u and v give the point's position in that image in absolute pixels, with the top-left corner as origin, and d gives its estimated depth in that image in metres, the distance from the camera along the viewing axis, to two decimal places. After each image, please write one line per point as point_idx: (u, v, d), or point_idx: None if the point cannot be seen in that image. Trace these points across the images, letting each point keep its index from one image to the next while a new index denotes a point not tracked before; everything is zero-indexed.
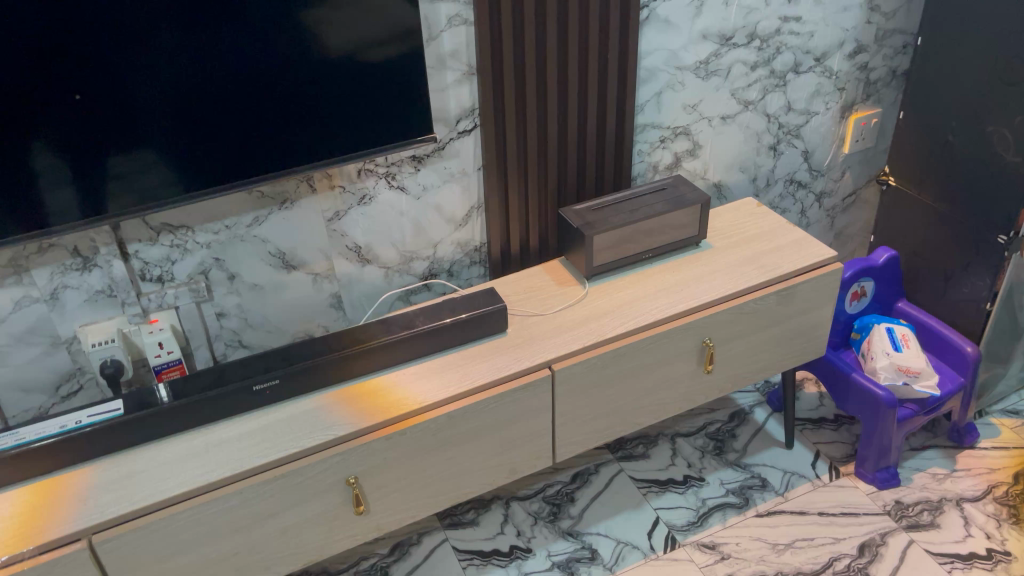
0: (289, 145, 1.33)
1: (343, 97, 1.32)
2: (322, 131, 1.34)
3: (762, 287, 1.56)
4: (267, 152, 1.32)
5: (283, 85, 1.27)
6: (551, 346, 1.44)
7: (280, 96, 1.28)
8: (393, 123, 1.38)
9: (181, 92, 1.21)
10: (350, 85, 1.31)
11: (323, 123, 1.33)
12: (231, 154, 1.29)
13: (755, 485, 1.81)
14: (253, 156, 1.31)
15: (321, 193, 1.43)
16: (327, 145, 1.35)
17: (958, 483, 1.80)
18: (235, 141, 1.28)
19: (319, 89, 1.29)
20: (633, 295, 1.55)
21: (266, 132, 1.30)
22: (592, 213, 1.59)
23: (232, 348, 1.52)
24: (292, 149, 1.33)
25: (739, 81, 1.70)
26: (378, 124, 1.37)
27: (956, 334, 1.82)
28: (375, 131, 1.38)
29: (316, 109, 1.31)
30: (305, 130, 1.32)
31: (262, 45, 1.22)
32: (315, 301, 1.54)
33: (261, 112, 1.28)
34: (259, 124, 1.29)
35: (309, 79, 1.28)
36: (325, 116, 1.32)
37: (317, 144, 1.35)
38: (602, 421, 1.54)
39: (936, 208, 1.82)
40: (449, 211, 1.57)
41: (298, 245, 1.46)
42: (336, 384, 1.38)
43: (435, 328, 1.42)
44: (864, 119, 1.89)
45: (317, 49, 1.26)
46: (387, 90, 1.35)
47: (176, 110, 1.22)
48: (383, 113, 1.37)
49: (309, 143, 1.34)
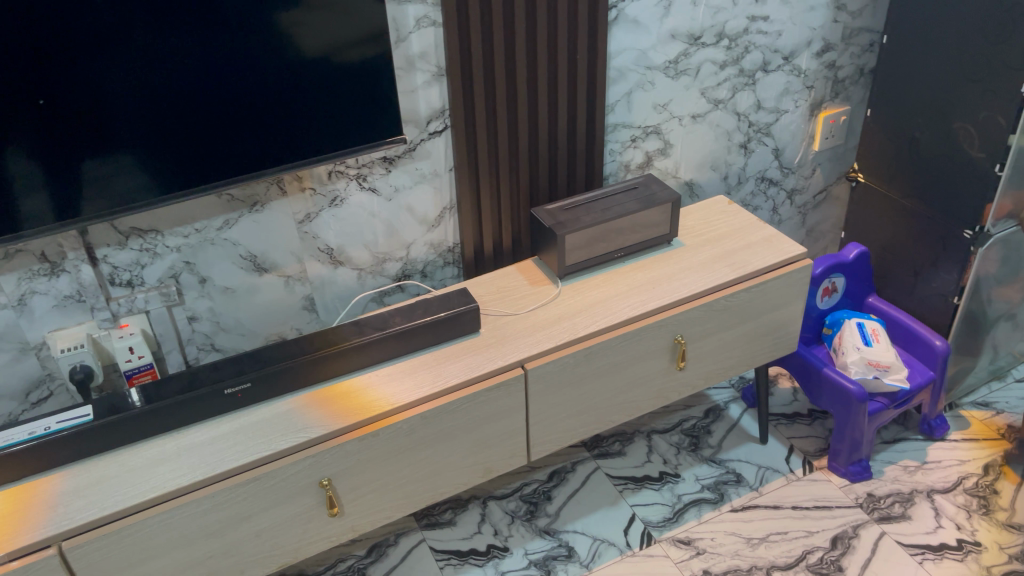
0: (261, 148, 1.32)
1: (315, 99, 1.32)
2: (295, 134, 1.34)
3: (733, 284, 1.58)
4: (239, 156, 1.31)
5: (254, 87, 1.27)
6: (523, 345, 1.44)
7: (251, 99, 1.27)
8: (365, 126, 1.38)
9: (152, 96, 1.20)
10: (321, 88, 1.31)
11: (295, 126, 1.33)
12: (202, 158, 1.29)
13: (730, 480, 1.83)
14: (225, 160, 1.31)
15: (292, 195, 1.43)
16: (299, 148, 1.35)
17: (929, 474, 1.82)
18: (206, 145, 1.28)
19: (290, 92, 1.29)
20: (605, 293, 1.56)
21: (238, 134, 1.29)
22: (564, 212, 1.59)
23: (204, 352, 1.51)
24: (264, 152, 1.33)
25: (709, 80, 1.72)
26: (351, 127, 1.37)
27: (925, 328, 1.84)
28: (347, 134, 1.38)
29: (288, 112, 1.31)
30: (277, 134, 1.32)
31: (233, 50, 1.22)
32: (287, 304, 1.54)
33: (233, 114, 1.27)
34: (230, 127, 1.28)
35: (280, 80, 1.28)
36: (297, 120, 1.33)
37: (289, 147, 1.35)
38: (576, 419, 1.55)
39: (905, 205, 1.84)
40: (422, 212, 1.58)
41: (270, 248, 1.46)
42: (309, 386, 1.38)
43: (408, 329, 1.42)
44: (833, 116, 1.91)
45: (291, 50, 1.26)
46: (359, 92, 1.35)
47: (147, 115, 1.21)
48: (355, 116, 1.37)
49: (281, 147, 1.34)
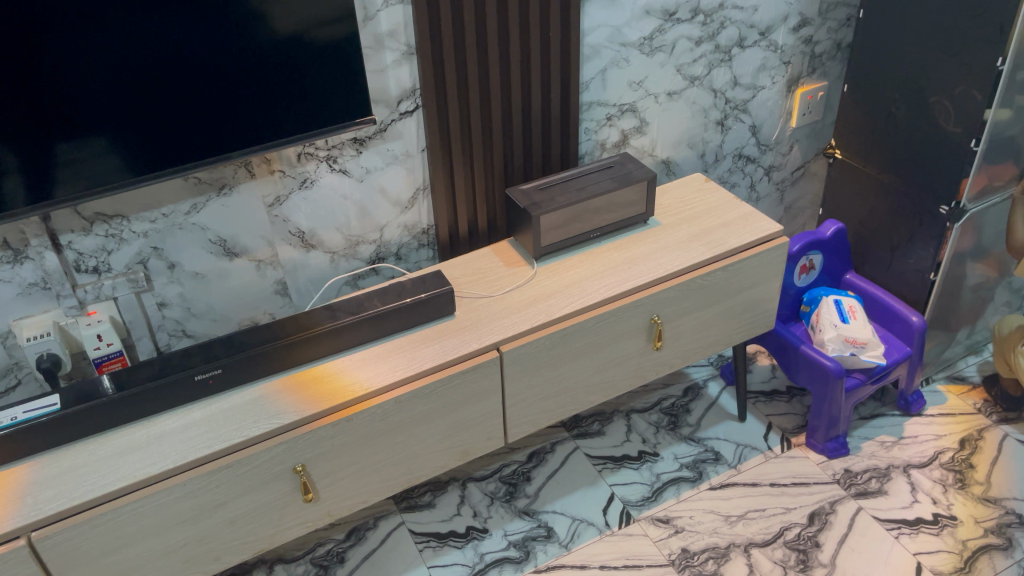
0: (235, 128, 1.30)
1: (291, 80, 1.30)
2: (267, 114, 1.31)
3: (709, 263, 1.57)
4: (210, 139, 1.29)
5: (229, 67, 1.24)
6: (498, 327, 1.43)
7: (221, 80, 1.24)
8: (339, 106, 1.36)
9: (124, 77, 1.17)
10: (294, 66, 1.29)
11: (272, 106, 1.31)
12: (173, 141, 1.26)
13: (709, 458, 1.83)
14: (197, 142, 1.28)
15: (260, 178, 1.40)
16: (273, 129, 1.33)
17: (906, 449, 1.83)
18: (177, 127, 1.25)
19: (261, 72, 1.27)
20: (581, 274, 1.55)
21: (213, 115, 1.27)
22: (539, 192, 1.58)
23: (176, 338, 1.49)
24: (236, 133, 1.30)
25: (684, 57, 1.70)
26: (323, 105, 1.35)
27: (902, 304, 1.85)
28: (322, 114, 1.35)
29: (260, 92, 1.28)
30: (249, 115, 1.30)
31: (201, 30, 1.19)
32: (259, 288, 1.52)
33: (208, 95, 1.25)
34: (204, 107, 1.26)
35: (255, 59, 1.25)
36: (269, 99, 1.30)
37: (265, 128, 1.32)
38: (553, 400, 1.54)
39: (881, 181, 1.84)
40: (395, 194, 1.55)
41: (240, 232, 1.44)
42: (282, 371, 1.37)
43: (380, 314, 1.40)
44: (810, 92, 1.90)
45: (264, 28, 1.23)
46: (332, 71, 1.32)
47: (119, 95, 1.19)
48: (329, 96, 1.34)
49: (254, 128, 1.31)
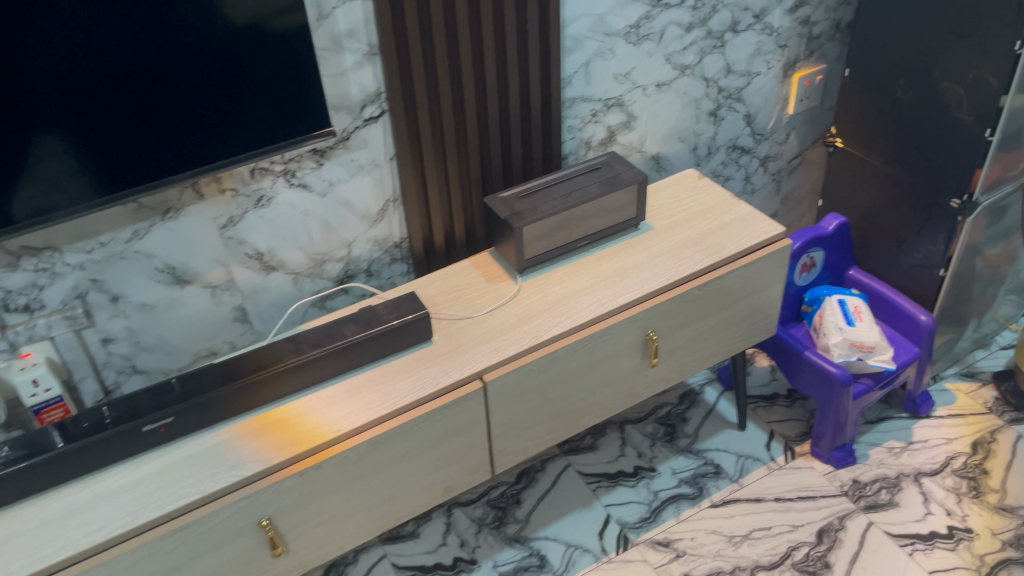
0: (208, 136, 1.16)
1: (264, 80, 1.16)
2: (223, 119, 1.16)
3: (707, 272, 1.45)
4: (158, 152, 1.14)
5: (195, 71, 1.10)
6: (480, 354, 1.31)
7: (166, 86, 1.09)
8: (302, 107, 1.22)
9: (76, 91, 1.04)
10: (249, 64, 1.14)
11: (247, 110, 1.17)
12: (116, 157, 1.11)
13: (709, 472, 1.73)
14: (144, 157, 1.13)
15: (210, 199, 1.26)
16: (230, 136, 1.18)
17: (916, 456, 1.73)
18: (118, 142, 1.10)
19: (212, 72, 1.11)
20: (569, 289, 1.42)
21: (182, 124, 1.14)
22: (520, 200, 1.45)
23: (125, 376, 1.35)
24: (189, 144, 1.15)
25: (674, 45, 1.56)
26: (285, 105, 1.20)
27: (909, 302, 1.73)
28: (285, 115, 1.21)
29: (212, 95, 1.13)
30: (201, 121, 1.15)
31: (137, 29, 1.04)
32: (217, 316, 1.38)
33: (173, 103, 1.11)
34: (171, 117, 1.12)
35: (223, 60, 1.11)
36: (224, 102, 1.15)
37: (239, 136, 1.19)
38: (543, 426, 1.42)
39: (886, 171, 1.72)
40: (362, 207, 1.41)
41: (191, 258, 1.29)
42: (243, 414, 1.23)
43: (350, 344, 1.27)
44: (807, 77, 1.77)
45: (225, 23, 1.09)
46: (293, 66, 1.17)
47: (73, 111, 1.05)
48: (290, 95, 1.19)
49: (209, 136, 1.16)
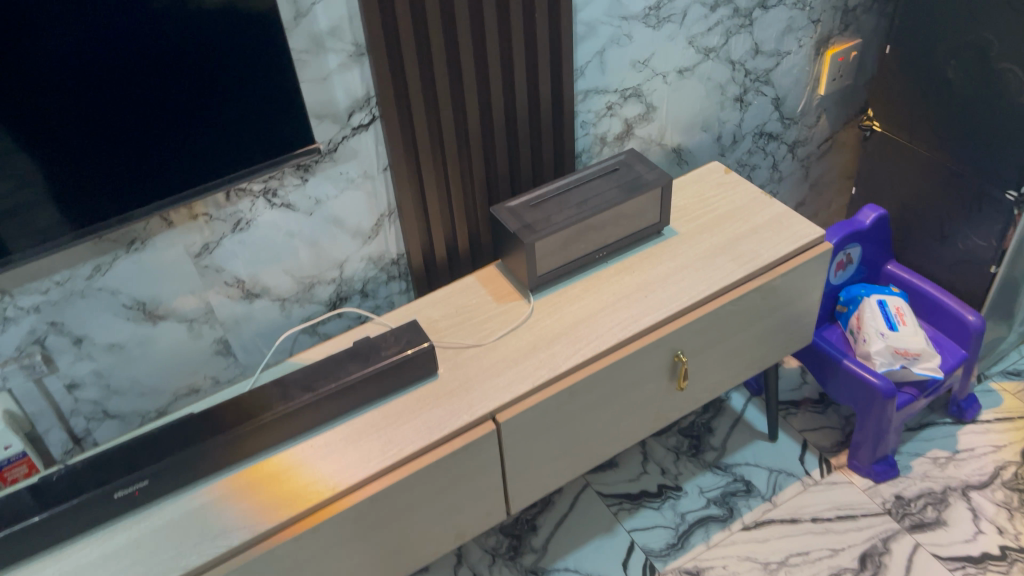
0: (206, 151, 1.02)
1: (263, 84, 1.01)
2: (187, 127, 0.99)
3: (741, 285, 1.30)
4: (113, 171, 0.97)
5: (185, 81, 0.95)
6: (492, 390, 1.17)
7: (115, 93, 0.92)
8: (278, 107, 1.04)
9: (51, 118, 0.89)
10: (212, 62, 0.96)
11: (247, 119, 1.03)
12: (62, 183, 0.95)
13: (739, 490, 1.60)
14: (133, 181, 0.99)
15: (181, 226, 1.10)
16: (198, 145, 1.01)
17: (962, 467, 1.60)
18: (65, 165, 0.93)
19: (168, 74, 0.94)
20: (587, 309, 1.27)
21: (176, 141, 0.99)
22: (531, 210, 1.29)
23: (96, 422, 1.21)
24: (147, 159, 0.99)
25: (698, 26, 1.39)
26: (275, 104, 1.04)
27: (955, 300, 1.59)
28: (260, 116, 1.04)
29: (171, 101, 0.96)
30: (161, 131, 0.98)
31: (82, 31, 0.86)
32: (196, 351, 1.23)
33: (163, 119, 0.97)
34: (162, 135, 0.98)
35: (215, 67, 0.96)
36: (186, 108, 0.98)
37: (241, 148, 1.05)
38: (563, 461, 1.28)
39: (930, 159, 1.56)
40: (354, 223, 1.26)
41: (164, 291, 1.15)
42: (229, 470, 1.10)
43: (346, 386, 1.13)
44: (841, 54, 1.60)
45: (214, 25, 0.94)
46: (264, 61, 1.00)
47: (50, 142, 0.91)
48: (262, 94, 1.02)
49: (173, 147, 1.00)
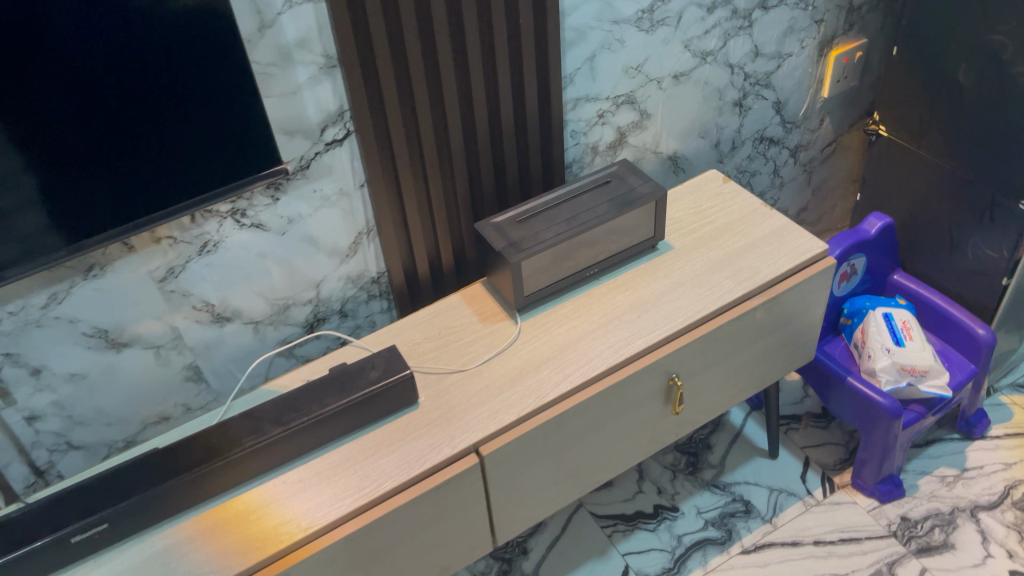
0: (180, 169, 0.96)
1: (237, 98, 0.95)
2: (143, 148, 0.92)
3: (740, 304, 1.24)
4: (64, 197, 0.90)
5: (152, 97, 0.89)
6: (475, 420, 1.10)
7: (63, 114, 0.85)
8: (243, 125, 0.98)
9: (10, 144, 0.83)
10: (169, 78, 0.89)
11: (222, 134, 0.97)
12: (13, 210, 0.88)
13: (737, 511, 1.54)
14: (102, 203, 0.93)
15: (143, 250, 1.04)
16: (156, 167, 0.94)
17: (971, 486, 1.54)
18: (9, 192, 0.86)
19: (121, 91, 0.87)
20: (577, 331, 1.21)
21: (146, 160, 0.93)
22: (518, 227, 1.22)
23: (59, 454, 1.15)
24: (100, 182, 0.92)
25: (694, 29, 1.32)
26: (250, 117, 0.97)
27: (964, 313, 1.52)
28: (223, 135, 0.97)
29: (126, 122, 0.89)
30: (115, 153, 0.91)
31: (37, 50, 0.80)
32: (164, 378, 1.17)
33: (131, 137, 0.90)
34: (131, 153, 0.92)
35: (185, 81, 0.90)
36: (142, 128, 0.91)
37: (216, 164, 0.98)
38: (552, 491, 1.22)
39: (939, 165, 1.48)
40: (330, 242, 1.19)
41: (127, 318, 1.08)
42: (195, 508, 1.04)
43: (320, 419, 1.06)
44: (846, 55, 1.53)
45: (181, 37, 0.87)
46: (226, 76, 0.93)
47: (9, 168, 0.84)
48: (225, 112, 0.95)
49: (128, 169, 0.93)
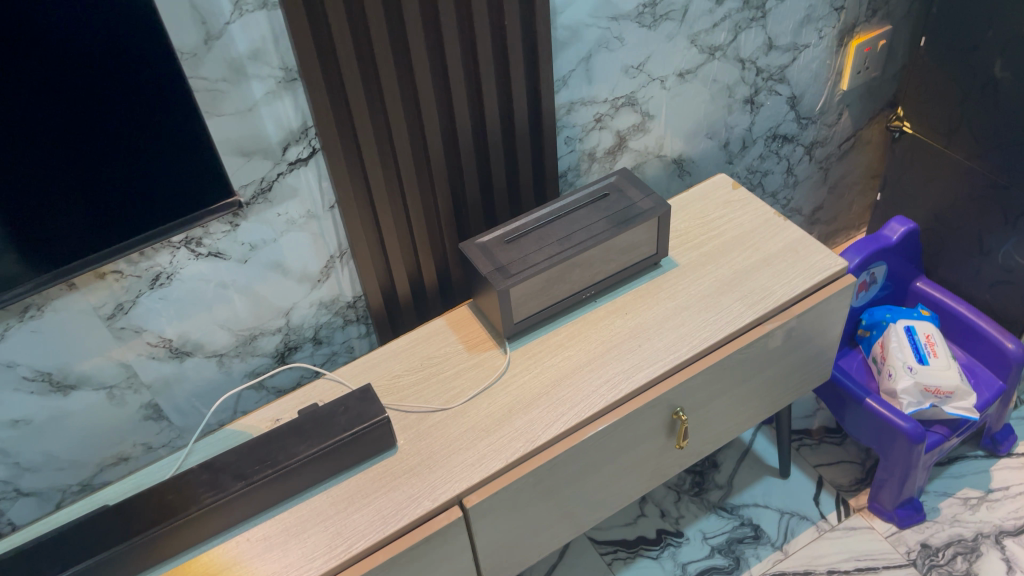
0: (132, 196, 0.85)
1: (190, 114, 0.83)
2: (77, 177, 0.80)
3: (753, 329, 1.12)
4: None
5: (92, 119, 0.77)
6: (458, 467, 1.00)
7: None
8: (181, 152, 0.85)
9: None
10: (106, 97, 0.77)
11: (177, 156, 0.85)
12: None
13: (746, 536, 1.44)
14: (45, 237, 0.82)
15: (88, 287, 0.93)
16: (76, 200, 0.82)
17: (996, 510, 1.44)
18: None
19: (31, 113, 0.74)
20: (571, 363, 1.10)
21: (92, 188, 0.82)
22: (507, 248, 1.11)
23: (7, 502, 1.05)
24: (10, 221, 0.79)
25: (701, 23, 1.19)
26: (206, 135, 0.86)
27: (992, 326, 1.41)
28: (158, 162, 0.84)
29: (43, 151, 0.76)
30: (25, 185, 0.77)
31: None
32: (121, 418, 1.07)
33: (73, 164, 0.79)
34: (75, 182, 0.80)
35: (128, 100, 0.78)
36: (63, 158, 0.78)
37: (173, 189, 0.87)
38: (546, 535, 1.12)
39: (969, 167, 1.36)
40: (300, 267, 1.09)
41: (73, 358, 0.98)
42: (151, 571, 0.94)
43: (287, 470, 0.97)
44: (867, 44, 1.39)
45: (119, 49, 0.75)
46: (159, 96, 0.80)
47: None
48: (160, 137, 0.82)
49: (67, 201, 0.81)
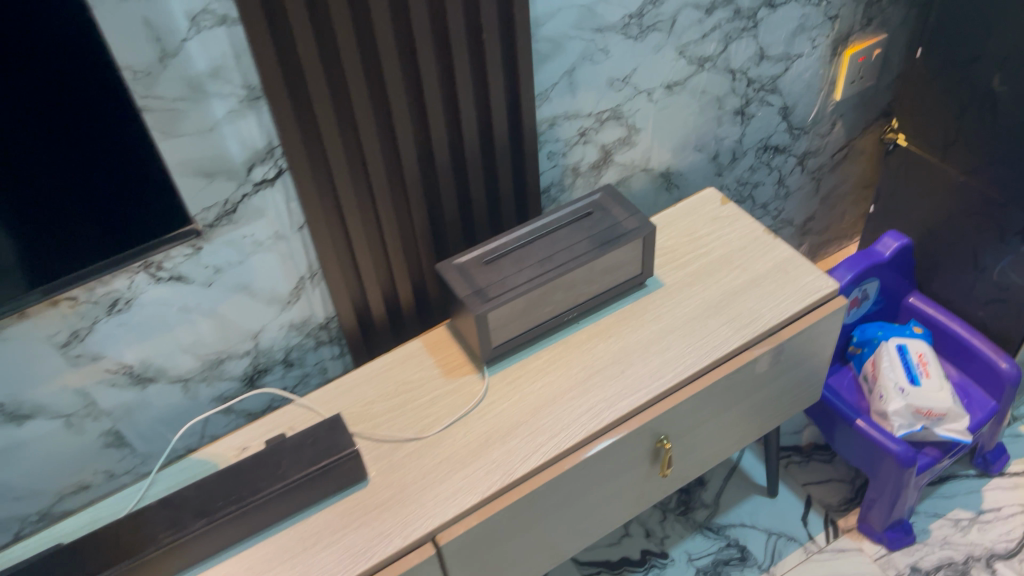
0: (83, 224, 0.80)
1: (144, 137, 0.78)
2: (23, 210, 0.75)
3: (740, 354, 1.08)
4: None
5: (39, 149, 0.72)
6: (431, 502, 0.96)
7: None
8: (129, 179, 0.80)
9: None
10: (54, 125, 0.72)
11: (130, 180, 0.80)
12: None
13: (732, 558, 1.41)
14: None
15: (40, 316, 0.88)
16: (17, 233, 0.76)
17: (987, 532, 1.40)
18: None
19: None
20: (551, 389, 1.06)
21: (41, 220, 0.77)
22: (485, 270, 1.07)
23: None
24: None
25: (689, 34, 1.14)
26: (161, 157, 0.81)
27: (986, 345, 1.37)
28: (111, 188, 0.79)
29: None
30: None
31: None
32: (82, 446, 1.02)
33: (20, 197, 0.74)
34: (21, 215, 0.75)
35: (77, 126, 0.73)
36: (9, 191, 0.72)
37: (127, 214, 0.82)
38: (524, 567, 1.08)
39: (965, 183, 1.32)
40: (268, 289, 1.04)
41: (27, 388, 0.93)
42: None
43: (252, 506, 0.92)
44: (862, 53, 1.35)
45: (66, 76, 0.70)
46: (109, 121, 0.75)
47: None
48: (110, 162, 0.78)
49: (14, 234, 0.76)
